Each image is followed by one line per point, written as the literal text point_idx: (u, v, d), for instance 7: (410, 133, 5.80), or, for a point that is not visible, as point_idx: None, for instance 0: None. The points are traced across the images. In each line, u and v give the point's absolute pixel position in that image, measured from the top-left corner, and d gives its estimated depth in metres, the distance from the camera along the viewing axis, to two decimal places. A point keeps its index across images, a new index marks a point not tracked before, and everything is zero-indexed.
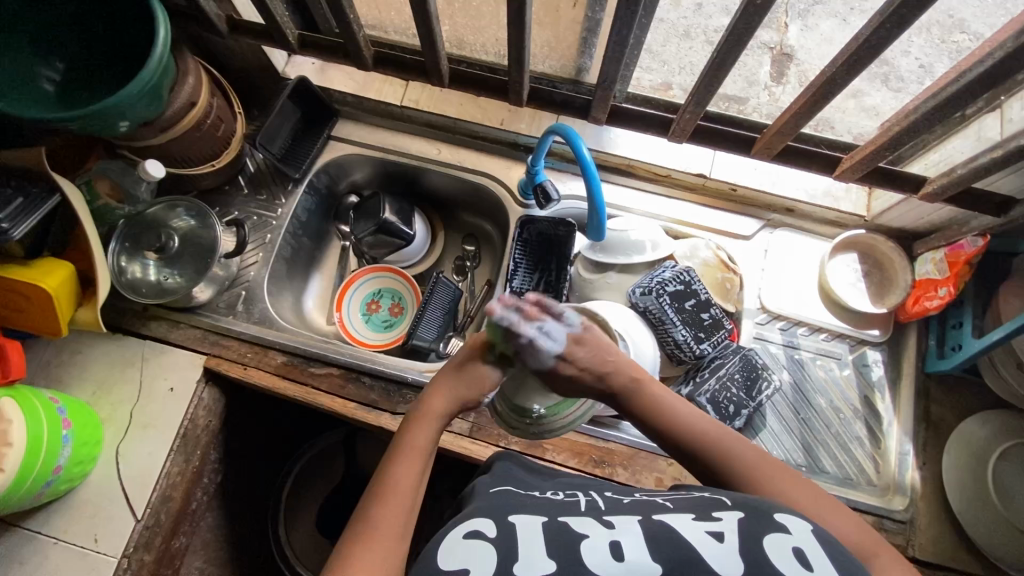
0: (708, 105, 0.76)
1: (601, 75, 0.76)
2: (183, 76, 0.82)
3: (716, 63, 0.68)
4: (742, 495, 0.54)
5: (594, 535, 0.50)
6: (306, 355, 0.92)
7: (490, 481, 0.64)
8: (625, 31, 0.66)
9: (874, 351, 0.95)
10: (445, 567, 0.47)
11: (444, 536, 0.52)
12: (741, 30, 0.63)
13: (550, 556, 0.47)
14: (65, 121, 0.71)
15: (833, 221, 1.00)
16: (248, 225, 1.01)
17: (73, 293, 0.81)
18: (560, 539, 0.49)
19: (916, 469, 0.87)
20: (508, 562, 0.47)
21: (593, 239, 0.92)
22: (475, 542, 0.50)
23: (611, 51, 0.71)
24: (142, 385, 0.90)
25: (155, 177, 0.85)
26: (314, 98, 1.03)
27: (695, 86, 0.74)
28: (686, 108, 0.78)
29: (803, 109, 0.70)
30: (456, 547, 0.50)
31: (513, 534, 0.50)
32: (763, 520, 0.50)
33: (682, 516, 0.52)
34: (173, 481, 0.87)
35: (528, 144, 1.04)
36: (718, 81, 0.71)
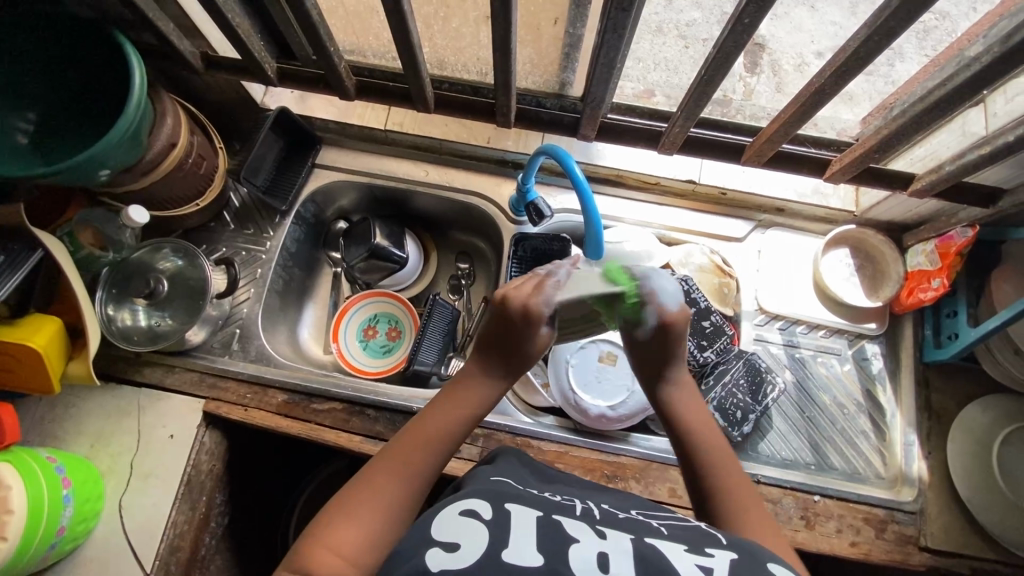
0: (698, 116, 0.76)
1: (589, 95, 0.76)
2: (161, 117, 0.80)
3: (705, 79, 0.69)
4: (739, 537, 0.53)
5: (585, 541, 0.49)
6: (307, 392, 0.91)
7: (491, 470, 0.64)
8: (612, 51, 0.66)
9: (872, 344, 0.96)
10: (438, 539, 0.48)
11: (439, 509, 0.52)
12: (729, 47, 0.63)
13: (539, 551, 0.47)
14: (44, 177, 0.70)
15: (823, 218, 1.01)
16: (238, 261, 1.00)
17: (63, 348, 0.79)
18: (551, 537, 0.49)
19: (922, 459, 0.88)
20: (497, 548, 0.47)
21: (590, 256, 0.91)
22: (469, 520, 0.50)
23: (600, 72, 0.71)
24: (141, 434, 0.88)
25: (139, 224, 0.83)
26: (296, 127, 1.02)
27: (684, 101, 0.74)
28: (675, 121, 0.78)
29: (793, 118, 0.71)
30: (451, 521, 0.50)
31: (507, 522, 0.50)
32: (757, 567, 0.48)
33: (675, 545, 0.50)
34: (180, 531, 0.85)
35: (517, 160, 1.04)
36: (707, 95, 0.72)
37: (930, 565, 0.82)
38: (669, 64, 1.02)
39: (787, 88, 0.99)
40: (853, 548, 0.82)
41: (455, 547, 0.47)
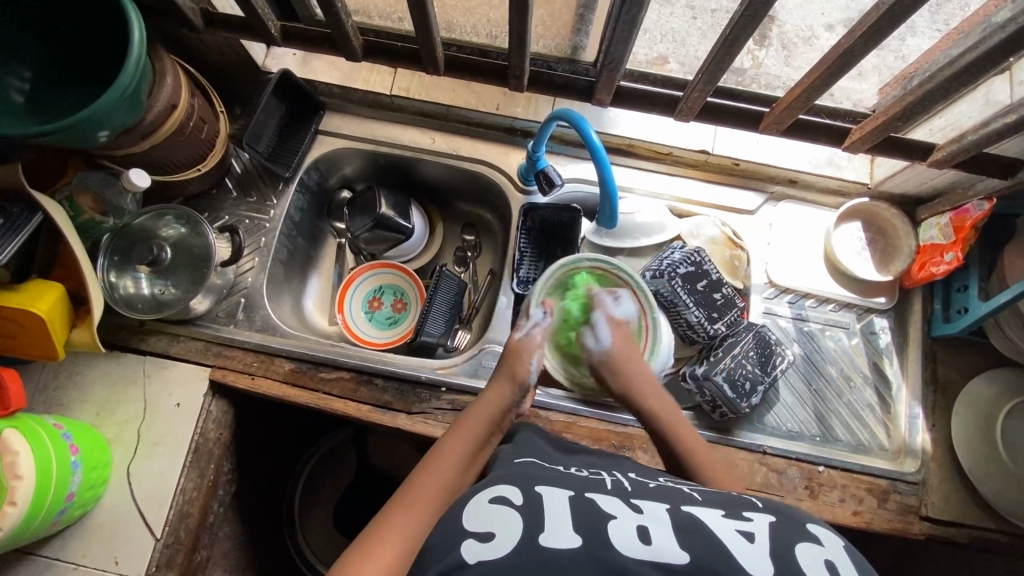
0: (718, 81, 0.74)
1: (606, 56, 0.73)
2: (160, 77, 0.77)
3: (729, 40, 0.66)
4: (771, 500, 0.55)
5: (620, 516, 0.49)
6: (314, 360, 0.90)
7: (514, 451, 0.64)
8: (635, 9, 0.63)
9: (881, 318, 0.96)
10: (471, 530, 0.48)
11: (470, 500, 0.53)
12: (758, 5, 0.60)
13: (575, 531, 0.47)
14: (41, 136, 0.67)
15: (836, 190, 1.00)
16: (241, 230, 0.98)
17: (66, 314, 0.78)
18: (586, 513, 0.49)
19: (925, 432, 0.89)
20: (533, 532, 0.47)
21: (605, 225, 0.89)
22: (499, 508, 0.50)
23: (619, 32, 0.68)
24: (147, 402, 0.88)
25: (140, 188, 0.81)
26: (300, 92, 0.99)
27: (704, 65, 0.71)
28: (694, 85, 0.76)
29: (817, 83, 0.69)
30: (483, 510, 0.50)
31: (539, 506, 0.50)
32: (795, 529, 0.50)
33: (712, 510, 0.51)
34: (189, 497, 0.86)
35: (526, 128, 1.01)
36: (729, 60, 0.69)
37: (930, 534, 0.84)
38: (677, 35, 0.98)
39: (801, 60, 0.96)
40: (855, 517, 0.83)
41: (489, 536, 0.47)
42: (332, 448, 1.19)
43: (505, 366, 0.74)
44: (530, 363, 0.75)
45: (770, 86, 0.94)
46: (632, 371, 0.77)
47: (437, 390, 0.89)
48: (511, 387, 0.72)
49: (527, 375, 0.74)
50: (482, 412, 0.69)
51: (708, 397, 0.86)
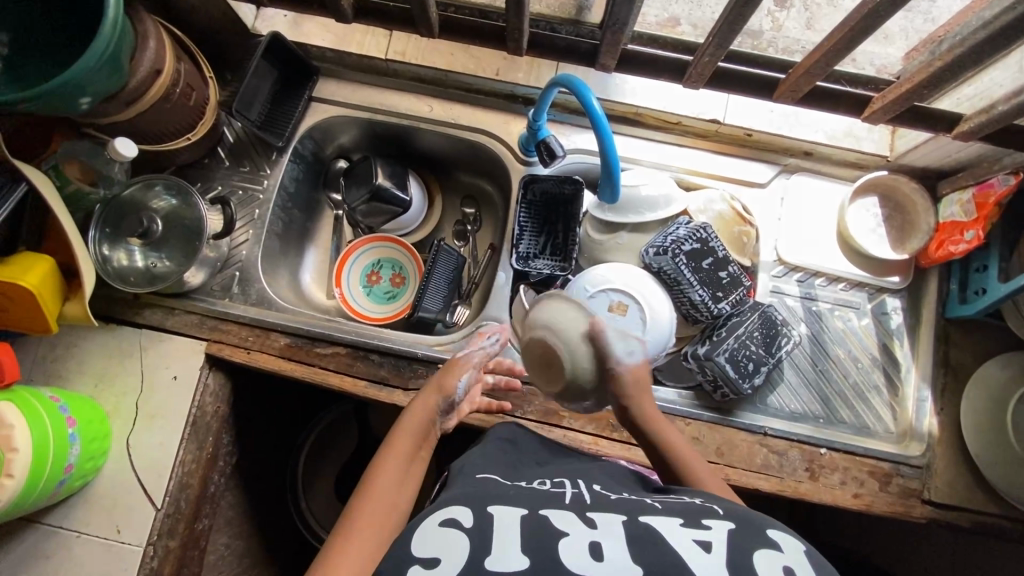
0: (731, 45, 0.68)
1: (610, 17, 0.68)
2: (143, 40, 0.73)
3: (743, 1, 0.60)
4: (735, 507, 0.53)
5: (573, 533, 0.48)
6: (309, 336, 0.89)
7: (477, 466, 0.63)
8: None
9: (893, 298, 0.92)
10: (417, 556, 0.47)
11: (421, 522, 0.52)
12: None
13: (524, 553, 0.46)
14: (21, 103, 0.64)
15: (854, 163, 0.95)
16: (234, 201, 0.95)
17: (56, 288, 0.76)
18: (537, 534, 0.48)
19: (933, 415, 0.87)
20: (478, 557, 0.46)
21: (607, 198, 0.84)
22: (449, 531, 0.49)
23: None
24: (144, 375, 0.88)
25: (128, 158, 0.78)
26: (291, 56, 0.94)
27: (714, 29, 0.66)
28: (704, 50, 0.70)
29: (837, 47, 0.63)
30: (431, 533, 0.50)
31: (489, 527, 0.49)
32: (755, 535, 0.48)
33: (670, 522, 0.50)
34: (188, 469, 0.86)
35: (527, 95, 0.97)
36: (743, 21, 0.63)
37: (931, 518, 0.83)
38: None
39: (818, 24, 0.89)
40: (855, 500, 0.82)
41: (435, 563, 0.46)
42: (333, 420, 1.21)
43: (432, 384, 0.75)
44: (459, 378, 0.75)
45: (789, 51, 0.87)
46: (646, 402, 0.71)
47: (433, 366, 0.88)
48: (438, 402, 0.73)
49: (455, 389, 0.75)
50: (406, 433, 0.69)
51: (709, 376, 0.83)
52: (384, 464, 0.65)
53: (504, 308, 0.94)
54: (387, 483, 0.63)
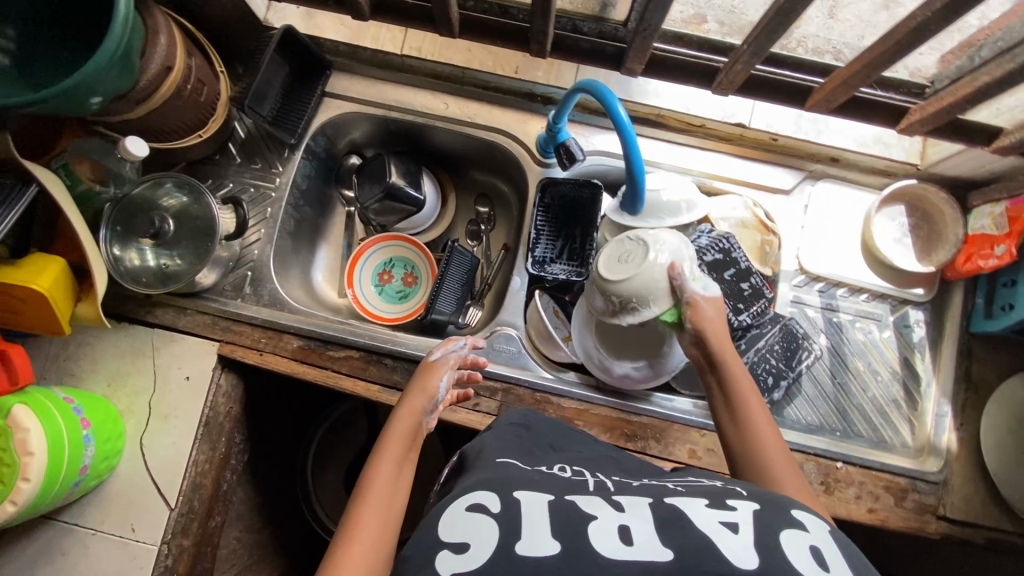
0: (765, 54, 0.65)
1: (640, 23, 0.65)
2: (154, 36, 0.71)
3: (784, 9, 0.57)
4: (759, 488, 0.53)
5: (601, 516, 0.48)
6: (322, 338, 0.88)
7: (496, 448, 0.62)
8: None
9: (916, 310, 0.90)
10: (446, 541, 0.47)
11: (447, 508, 0.51)
12: None
13: (553, 536, 0.45)
14: (30, 105, 0.62)
15: (881, 170, 0.92)
16: (246, 199, 0.94)
17: (69, 289, 0.76)
18: (565, 517, 0.47)
19: (952, 431, 0.86)
20: (509, 541, 0.45)
21: (630, 206, 0.81)
22: (478, 517, 0.48)
23: None
24: (157, 375, 0.87)
25: (139, 157, 0.76)
26: (304, 50, 0.92)
27: (750, 36, 0.63)
28: (738, 56, 0.67)
29: (879, 59, 0.60)
30: (459, 520, 0.49)
31: (517, 511, 0.48)
32: (780, 516, 0.48)
33: (696, 501, 0.50)
34: (202, 469, 0.86)
35: (547, 94, 0.94)
36: (784, 28, 0.60)
37: (946, 533, 0.82)
38: None
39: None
40: (870, 514, 0.82)
41: (465, 549, 0.46)
42: (343, 415, 1.21)
43: (415, 386, 0.75)
44: (440, 378, 0.76)
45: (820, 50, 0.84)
46: (722, 335, 0.72)
47: None
48: (421, 403, 0.73)
49: (437, 389, 0.75)
50: (395, 433, 0.69)
51: None
52: (378, 470, 0.64)
53: (519, 314, 0.93)
54: (383, 487, 0.62)
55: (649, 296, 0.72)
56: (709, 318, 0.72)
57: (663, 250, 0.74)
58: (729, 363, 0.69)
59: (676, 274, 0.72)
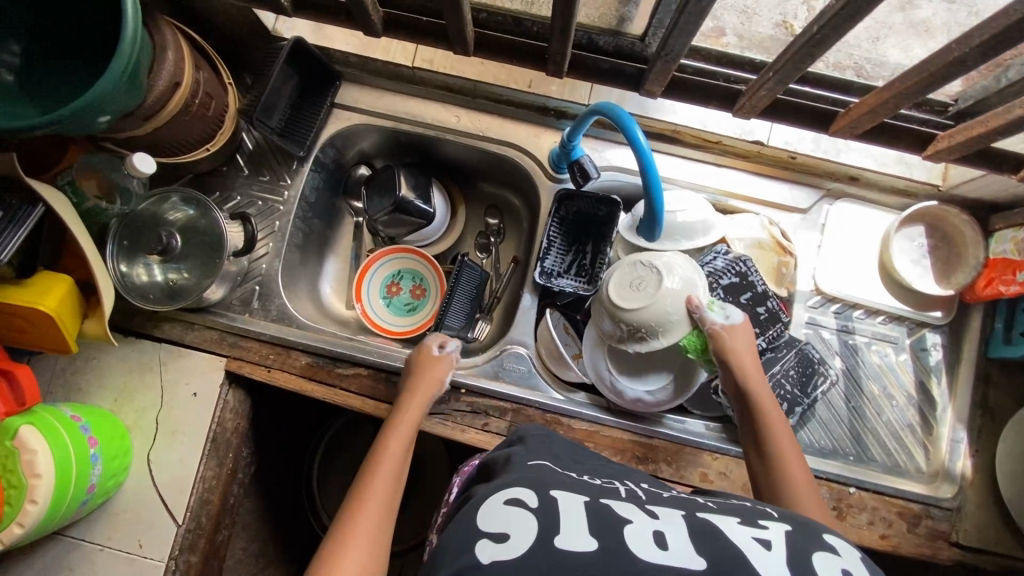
0: (791, 82, 0.63)
1: (663, 48, 0.64)
2: (161, 52, 0.69)
3: (815, 38, 0.54)
4: (788, 510, 0.53)
5: (636, 521, 0.48)
6: (330, 356, 0.87)
7: (526, 454, 0.63)
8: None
9: (934, 333, 0.89)
10: (486, 530, 0.46)
11: (483, 500, 0.51)
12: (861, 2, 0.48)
13: (591, 535, 0.45)
14: (37, 129, 0.61)
15: (901, 190, 0.90)
16: (254, 213, 0.92)
17: (76, 307, 0.75)
18: (602, 518, 0.47)
19: (967, 458, 0.85)
20: (548, 534, 0.45)
21: (646, 237, 0.81)
22: (515, 509, 0.48)
23: (684, 20, 0.57)
24: (164, 390, 0.87)
25: (145, 174, 0.75)
26: (314, 61, 0.90)
27: (777, 64, 0.61)
28: (763, 81, 0.65)
29: (911, 90, 0.58)
30: (498, 511, 0.48)
31: (554, 507, 0.48)
32: (812, 538, 0.47)
33: (728, 519, 0.50)
34: (209, 485, 0.86)
35: (560, 108, 0.92)
36: (813, 57, 0.58)
37: (958, 560, 0.81)
38: (744, 7, 0.87)
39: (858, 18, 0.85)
40: (882, 541, 0.81)
41: (505, 538, 0.45)
42: (350, 424, 1.20)
43: (420, 375, 0.80)
44: (444, 371, 0.81)
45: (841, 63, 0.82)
46: (748, 359, 0.73)
47: (455, 391, 0.86)
48: (427, 393, 0.78)
49: (440, 379, 0.80)
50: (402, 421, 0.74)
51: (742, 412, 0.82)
52: (380, 464, 0.67)
53: (529, 332, 0.91)
54: (385, 480, 0.66)
55: (658, 328, 0.73)
56: (738, 343, 0.73)
57: (675, 278, 0.74)
58: (753, 388, 0.71)
59: (695, 307, 0.73)
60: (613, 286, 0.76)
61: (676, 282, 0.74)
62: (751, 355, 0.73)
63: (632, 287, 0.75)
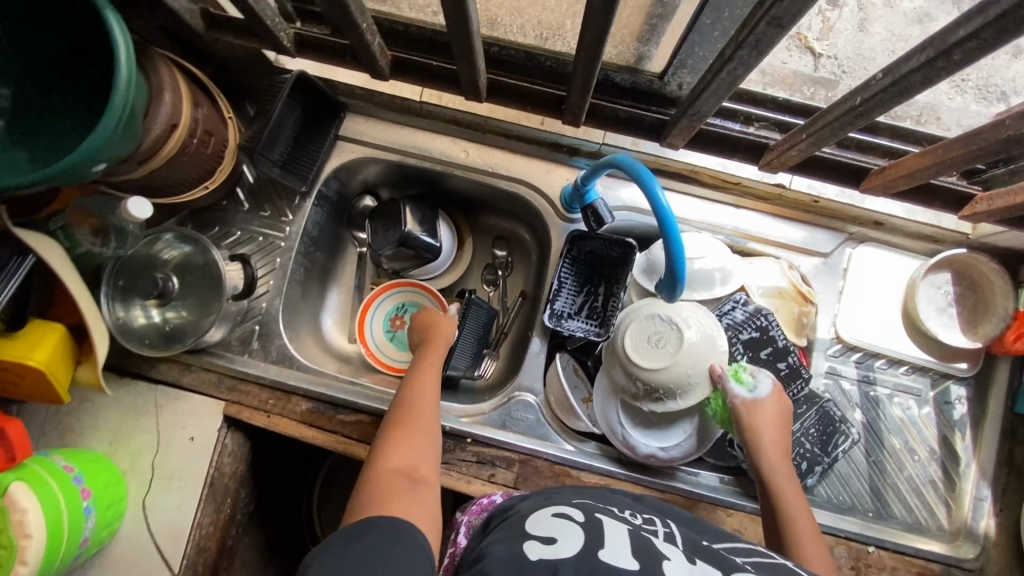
0: (825, 145, 0.65)
1: (690, 107, 0.65)
2: (158, 93, 0.66)
3: (862, 109, 0.56)
4: None
5: (674, 559, 0.52)
6: (332, 401, 0.84)
7: (574, 492, 0.66)
8: (740, 69, 0.55)
9: (958, 385, 0.85)
10: (536, 534, 0.54)
11: (538, 512, 0.59)
12: (915, 81, 0.50)
13: (633, 559, 0.50)
14: (35, 185, 0.58)
15: (928, 236, 0.87)
16: (254, 249, 0.89)
17: (68, 356, 0.72)
18: (643, 552, 0.52)
19: (991, 517, 0.82)
20: (593, 549, 0.51)
21: (664, 295, 0.74)
22: (564, 522, 0.56)
23: (719, 88, 0.59)
24: (160, 435, 0.84)
25: (141, 219, 0.72)
26: (316, 91, 0.86)
27: (815, 128, 0.62)
28: (795, 145, 0.67)
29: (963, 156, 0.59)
30: (546, 522, 0.56)
31: (600, 532, 0.54)
32: None
33: None
34: (206, 532, 0.83)
35: (573, 145, 0.88)
36: (858, 122, 0.58)
37: None
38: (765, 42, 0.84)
39: (872, 26, 0.85)
40: None
41: (551, 540, 0.53)
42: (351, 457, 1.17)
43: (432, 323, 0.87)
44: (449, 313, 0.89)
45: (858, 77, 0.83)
46: (769, 437, 0.70)
47: (461, 440, 0.83)
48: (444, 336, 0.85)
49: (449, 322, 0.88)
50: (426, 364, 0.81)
51: None
52: (418, 382, 0.79)
53: (537, 379, 0.88)
54: (428, 391, 0.78)
55: (678, 389, 0.72)
56: (762, 419, 0.71)
57: (693, 334, 0.73)
58: (767, 466, 0.69)
59: (716, 376, 0.72)
60: (626, 338, 0.74)
61: (693, 336, 0.72)
62: (775, 428, 0.71)
63: (649, 344, 0.73)
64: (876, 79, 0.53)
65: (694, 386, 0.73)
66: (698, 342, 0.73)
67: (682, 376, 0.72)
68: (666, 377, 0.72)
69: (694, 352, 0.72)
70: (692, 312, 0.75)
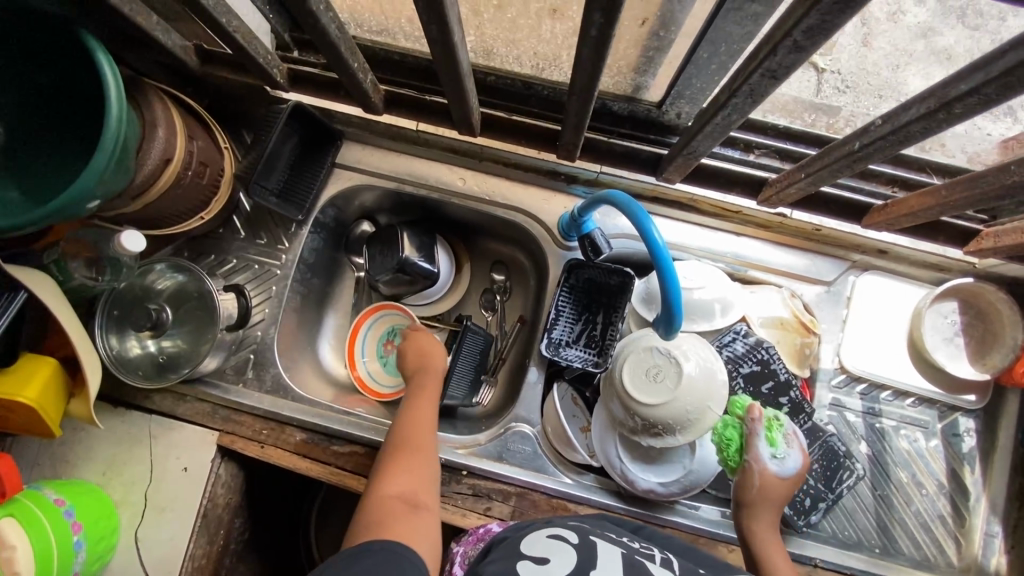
0: (823, 184, 0.65)
1: (687, 147, 0.65)
2: (151, 129, 0.66)
3: (859, 154, 0.55)
4: None
5: None
6: (326, 432, 0.83)
7: (576, 518, 0.69)
8: (736, 115, 0.54)
9: (966, 418, 0.83)
10: (530, 554, 0.57)
11: (533, 533, 0.63)
12: (915, 130, 0.49)
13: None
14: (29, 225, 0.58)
15: (934, 264, 0.85)
16: (249, 277, 0.89)
17: (61, 389, 0.71)
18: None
19: (1002, 554, 0.80)
20: (585, 567, 0.55)
21: (659, 332, 0.70)
22: (557, 543, 0.60)
23: (714, 131, 0.59)
24: (153, 466, 0.83)
25: (134, 252, 0.71)
26: (313, 120, 0.86)
27: (811, 168, 0.63)
28: (793, 182, 0.67)
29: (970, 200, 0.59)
30: (540, 542, 0.60)
31: (593, 553, 0.58)
32: None
33: None
34: (198, 565, 0.81)
35: (571, 173, 0.87)
36: (857, 164, 0.58)
37: None
38: None
39: (875, 41, 0.82)
40: None
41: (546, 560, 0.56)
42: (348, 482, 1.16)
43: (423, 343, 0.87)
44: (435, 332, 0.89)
45: (862, 93, 0.82)
46: (770, 492, 0.70)
47: (456, 472, 0.82)
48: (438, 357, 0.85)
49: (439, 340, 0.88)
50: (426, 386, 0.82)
51: None
52: (417, 407, 0.79)
53: (535, 409, 0.87)
54: (426, 417, 0.78)
55: (677, 425, 0.70)
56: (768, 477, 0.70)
57: (693, 367, 0.71)
58: (756, 510, 0.70)
59: (752, 415, 0.71)
60: (625, 372, 0.73)
61: (692, 369, 0.70)
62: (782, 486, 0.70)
63: (647, 377, 0.71)
64: (875, 124, 0.52)
65: (697, 420, 0.70)
66: (699, 375, 0.71)
67: (683, 410, 0.70)
68: (665, 412, 0.70)
69: (693, 386, 0.70)
70: (693, 344, 0.73)
